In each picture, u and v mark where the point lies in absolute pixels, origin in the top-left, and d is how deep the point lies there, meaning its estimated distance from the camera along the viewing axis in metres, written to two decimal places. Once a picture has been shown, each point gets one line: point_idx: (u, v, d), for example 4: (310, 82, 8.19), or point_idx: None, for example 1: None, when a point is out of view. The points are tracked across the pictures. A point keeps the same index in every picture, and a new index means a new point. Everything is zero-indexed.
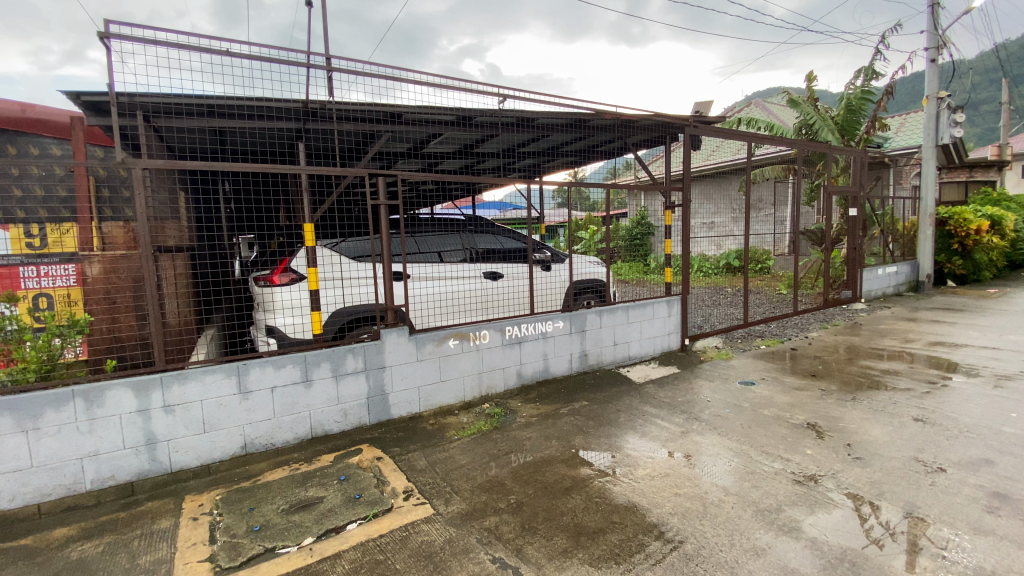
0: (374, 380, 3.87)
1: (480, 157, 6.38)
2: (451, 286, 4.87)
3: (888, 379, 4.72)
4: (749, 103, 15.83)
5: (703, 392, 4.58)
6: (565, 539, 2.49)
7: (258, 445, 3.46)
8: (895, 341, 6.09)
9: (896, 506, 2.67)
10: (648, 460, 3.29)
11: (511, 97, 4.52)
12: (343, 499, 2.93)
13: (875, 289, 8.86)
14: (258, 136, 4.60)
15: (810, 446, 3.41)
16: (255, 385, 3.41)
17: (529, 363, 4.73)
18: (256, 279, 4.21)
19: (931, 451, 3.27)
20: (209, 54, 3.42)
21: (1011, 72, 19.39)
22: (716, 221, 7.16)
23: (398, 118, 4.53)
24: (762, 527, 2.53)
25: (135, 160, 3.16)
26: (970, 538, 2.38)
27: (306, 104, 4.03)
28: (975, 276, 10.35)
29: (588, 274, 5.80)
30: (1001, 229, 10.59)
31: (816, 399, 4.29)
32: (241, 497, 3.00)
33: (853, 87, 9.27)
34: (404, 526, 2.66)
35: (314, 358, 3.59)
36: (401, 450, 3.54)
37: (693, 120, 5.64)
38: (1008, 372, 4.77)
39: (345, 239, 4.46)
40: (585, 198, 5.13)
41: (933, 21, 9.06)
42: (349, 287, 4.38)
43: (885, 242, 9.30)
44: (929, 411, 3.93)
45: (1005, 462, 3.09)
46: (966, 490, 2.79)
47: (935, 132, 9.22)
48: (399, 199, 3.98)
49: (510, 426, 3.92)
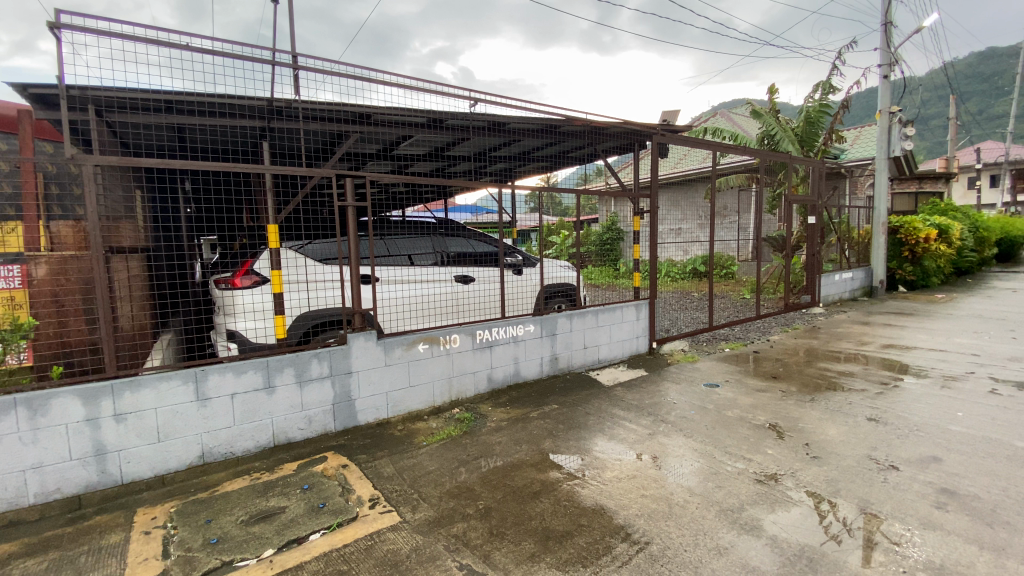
0: (339, 387, 3.78)
1: (451, 160, 6.35)
2: (421, 289, 4.83)
3: (843, 381, 4.92)
4: (714, 114, 16.30)
5: (669, 394, 4.67)
6: (533, 543, 2.49)
7: (215, 454, 3.33)
8: (851, 344, 6.36)
9: (852, 502, 2.78)
10: (615, 462, 3.33)
11: (482, 101, 4.51)
12: (306, 508, 2.85)
13: (833, 293, 9.23)
14: (220, 134, 4.45)
15: (771, 446, 3.51)
16: (213, 393, 3.28)
17: (500, 368, 4.71)
18: (216, 281, 4.08)
19: (883, 450, 3.41)
20: (168, 48, 3.29)
21: (955, 89, 20.65)
22: (683, 228, 7.37)
23: (367, 119, 4.46)
24: (725, 526, 2.59)
25: (87, 156, 3.01)
26: (919, 532, 2.49)
27: (271, 102, 3.93)
28: (925, 282, 10.88)
29: (557, 278, 5.85)
30: (948, 237, 11.18)
31: (777, 399, 4.43)
32: (198, 508, 2.88)
33: (812, 100, 9.66)
34: (369, 535, 2.60)
35: (277, 363, 3.49)
36: (367, 457, 3.47)
37: (660, 128, 5.77)
38: (953, 373, 5.03)
39: (312, 240, 4.40)
40: (557, 203, 5.16)
41: (887, 40, 9.55)
42: (314, 290, 4.28)
43: (842, 249, 9.70)
44: (882, 411, 4.11)
45: (951, 459, 3.26)
46: (916, 487, 2.92)
47: (887, 145, 9.70)
48: (368, 201, 3.93)
49: (480, 431, 3.89)
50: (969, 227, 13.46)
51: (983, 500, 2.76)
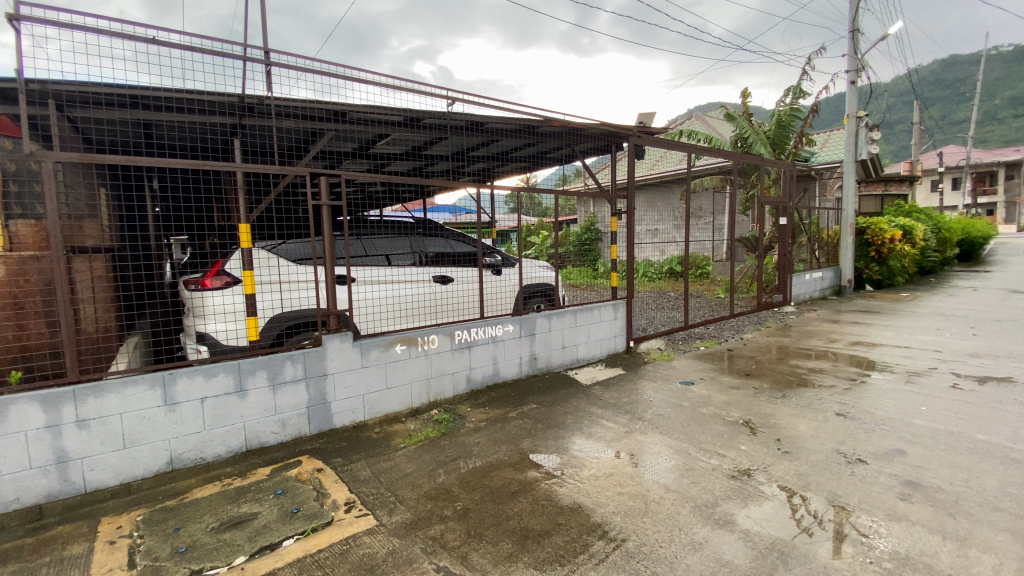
0: (314, 389, 3.71)
1: (429, 160, 6.31)
2: (399, 289, 4.78)
3: (813, 377, 5.06)
4: (690, 116, 16.59)
5: (646, 392, 4.73)
6: (511, 543, 2.49)
7: (184, 460, 3.24)
8: (821, 341, 6.54)
9: (821, 496, 2.85)
10: (593, 461, 3.35)
11: (459, 101, 4.48)
12: (280, 514, 2.79)
13: (803, 292, 9.48)
14: (189, 131, 4.33)
15: (744, 442, 3.59)
16: (182, 397, 3.19)
17: (478, 369, 4.69)
18: (185, 282, 3.97)
19: (851, 444, 3.51)
20: (135, 42, 3.18)
21: (919, 95, 21.44)
22: (660, 228, 7.48)
23: (342, 117, 4.40)
24: (700, 521, 2.63)
25: (47, 153, 2.89)
26: (885, 524, 2.58)
27: (243, 99, 3.83)
28: (890, 282, 11.26)
29: (535, 279, 5.85)
30: (912, 238, 11.59)
31: (750, 396, 4.53)
32: (166, 516, 2.80)
33: (782, 104, 9.92)
34: (345, 540, 2.56)
35: (249, 366, 3.41)
36: (343, 461, 3.41)
37: (636, 130, 5.84)
38: (916, 369, 5.23)
39: (285, 240, 4.31)
40: (537, 203, 5.22)
41: (854, 46, 9.86)
42: (288, 291, 4.21)
43: (812, 249, 9.97)
44: (849, 406, 4.24)
45: (915, 452, 3.38)
46: (883, 479, 3.02)
47: (854, 149, 10.00)
48: (343, 201, 3.88)
49: (458, 432, 3.87)
50: (932, 228, 13.98)
51: (946, 491, 2.86)
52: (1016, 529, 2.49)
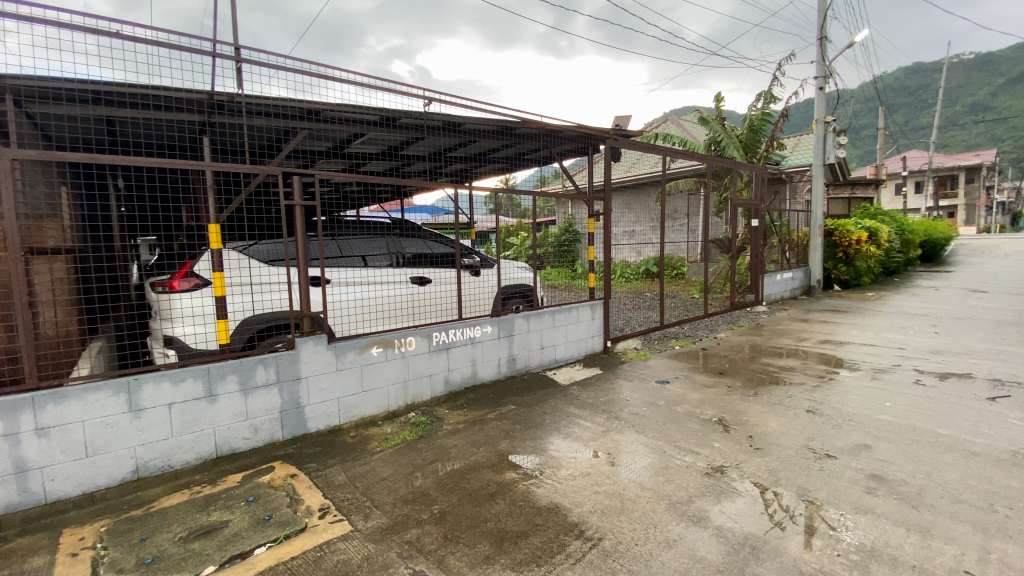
0: (287, 394, 3.64)
1: (406, 159, 6.25)
2: (375, 290, 4.72)
3: (784, 375, 5.20)
4: (665, 119, 16.87)
5: (623, 392, 4.78)
6: (488, 545, 2.48)
7: (152, 468, 3.14)
8: (792, 340, 6.73)
9: (792, 491, 2.93)
10: (570, 461, 3.37)
11: (436, 101, 4.45)
12: (251, 521, 2.73)
13: (775, 292, 9.72)
14: (156, 128, 4.19)
15: (718, 439, 3.66)
16: (149, 403, 3.09)
17: (457, 370, 4.67)
18: (152, 284, 3.84)
19: (819, 439, 3.62)
20: (98, 36, 3.07)
21: (883, 102, 22.22)
22: (636, 230, 7.58)
23: (316, 115, 4.33)
24: (674, 519, 2.67)
25: (4, 149, 2.77)
26: (852, 517, 2.66)
27: (212, 96, 3.73)
28: (857, 281, 11.70)
29: (514, 279, 5.93)
30: (877, 239, 12.00)
31: (723, 394, 4.62)
32: (132, 526, 2.70)
33: (754, 109, 10.16)
34: (318, 546, 2.51)
35: (219, 370, 3.32)
36: (317, 466, 3.35)
37: (613, 132, 5.90)
38: (881, 366, 5.42)
39: (257, 241, 4.22)
40: (516, 204, 5.24)
41: (822, 53, 10.16)
42: (259, 293, 4.11)
43: (782, 250, 10.22)
44: (818, 402, 4.37)
45: (880, 446, 3.50)
46: (850, 473, 3.12)
47: (823, 153, 10.31)
48: (317, 201, 3.82)
49: (436, 434, 3.85)
50: (896, 229, 14.50)
51: (909, 484, 2.97)
52: (975, 519, 2.59)
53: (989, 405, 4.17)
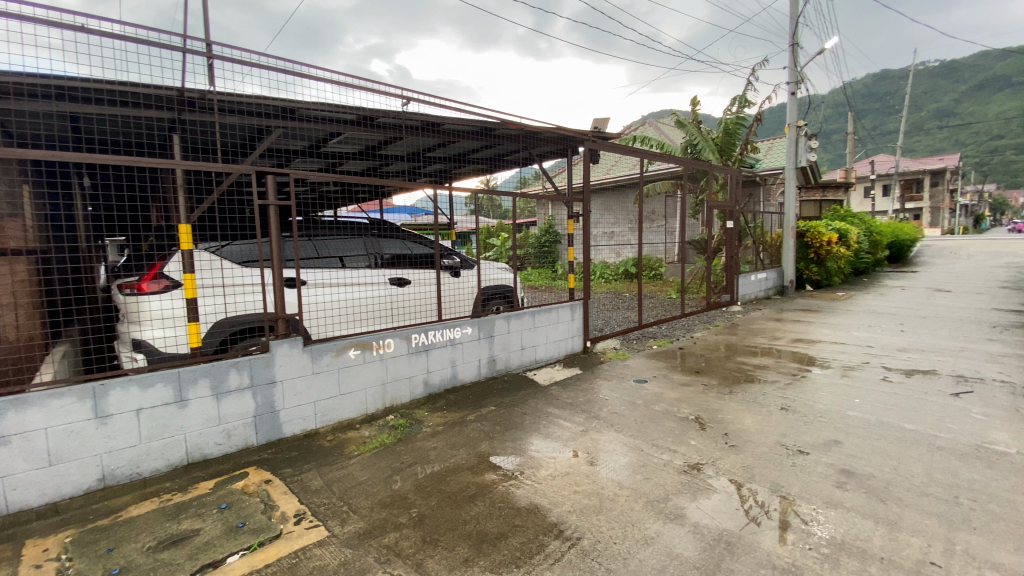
0: (261, 397, 3.57)
1: (385, 159, 6.19)
2: (353, 292, 4.66)
3: (759, 373, 5.32)
4: (643, 121, 17.11)
5: (602, 391, 4.82)
6: (467, 548, 2.47)
7: (119, 476, 3.04)
8: (766, 339, 6.88)
9: (765, 486, 2.99)
10: (550, 461, 3.38)
11: (414, 101, 4.41)
12: (224, 529, 2.66)
13: (749, 293, 9.94)
14: (124, 125, 4.07)
15: (695, 437, 3.72)
16: (116, 409, 2.99)
17: (436, 372, 4.64)
18: (119, 286, 3.71)
19: (792, 436, 3.71)
20: (62, 30, 2.96)
21: (852, 108, 22.93)
22: (615, 231, 7.66)
23: (291, 114, 4.26)
24: (652, 516, 2.70)
25: None
26: (824, 511, 2.73)
27: (182, 92, 3.64)
28: (828, 281, 12.05)
29: (495, 280, 5.86)
30: (847, 241, 12.36)
31: (700, 393, 4.70)
32: (98, 537, 2.61)
33: (730, 113, 10.36)
34: (294, 553, 2.46)
35: (190, 375, 3.24)
36: (293, 471, 3.29)
37: (592, 135, 5.95)
38: (851, 363, 5.58)
39: (230, 242, 4.13)
40: (497, 206, 5.24)
41: (793, 60, 10.43)
42: (232, 295, 4.02)
43: (757, 251, 10.44)
44: (791, 400, 4.48)
45: (849, 441, 3.61)
46: (821, 469, 3.20)
47: (795, 156, 10.58)
48: (291, 200, 3.75)
49: (415, 437, 3.82)
50: (865, 231, 14.97)
51: (877, 478, 3.07)
52: (940, 512, 2.69)
53: (952, 400, 4.34)
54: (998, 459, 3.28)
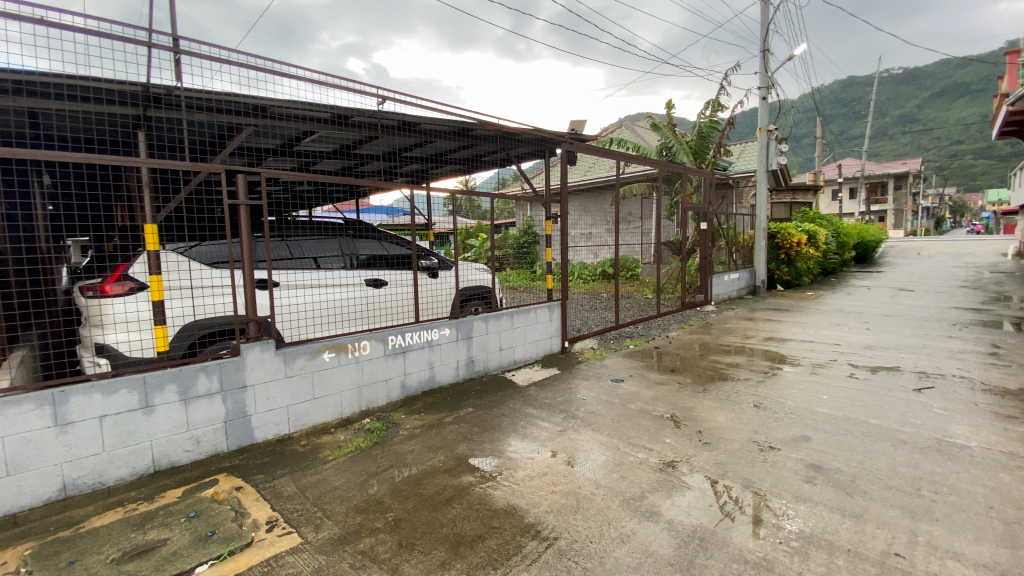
0: (232, 402, 3.48)
1: (361, 159, 6.11)
2: (328, 294, 4.59)
3: (732, 371, 5.44)
4: (621, 124, 17.33)
5: (580, 391, 4.86)
6: (444, 551, 2.46)
7: (82, 486, 2.93)
8: (738, 337, 7.05)
9: (738, 482, 3.06)
10: (528, 461, 3.38)
11: (390, 100, 4.37)
12: (192, 538, 2.58)
13: (723, 292, 10.15)
14: (86, 122, 3.92)
15: (670, 435, 3.78)
16: (77, 416, 2.88)
17: (413, 374, 4.61)
18: (81, 288, 3.58)
19: (763, 432, 3.80)
20: (17, 21, 2.83)
21: (821, 113, 23.66)
22: (593, 232, 7.73)
23: (262, 112, 4.16)
24: (628, 514, 2.73)
25: None
26: (794, 506, 2.80)
27: (148, 88, 3.54)
28: (798, 280, 12.40)
29: (472, 281, 5.83)
30: (816, 242, 12.74)
31: (675, 391, 4.78)
32: (59, 549, 2.50)
33: (703, 117, 10.56)
34: (266, 561, 2.41)
35: (156, 380, 3.13)
36: (265, 477, 3.21)
37: (569, 136, 5.99)
38: (820, 361, 5.76)
39: (199, 243, 4.02)
40: (476, 206, 5.23)
41: (764, 66, 10.71)
42: (201, 297, 3.91)
43: (730, 252, 10.67)
44: (763, 397, 4.59)
45: (818, 437, 3.71)
46: (791, 464, 3.29)
47: (766, 160, 10.85)
48: (263, 199, 3.66)
49: (391, 440, 3.77)
50: (833, 232, 15.46)
51: (844, 472, 3.17)
52: (903, 504, 2.79)
53: (915, 395, 4.51)
54: (958, 452, 3.42)
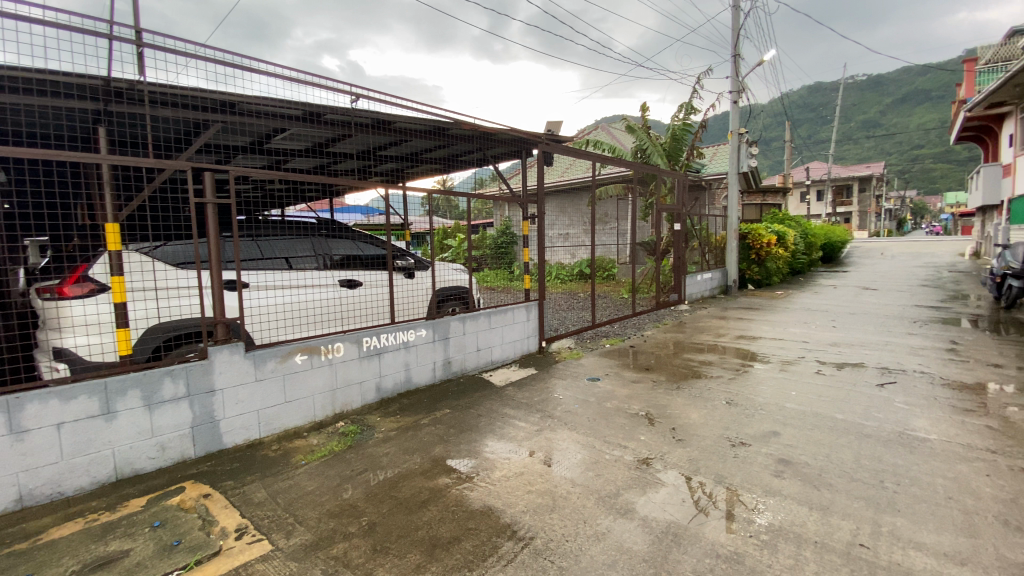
0: (200, 407, 3.38)
1: (335, 157, 6.01)
2: (300, 295, 4.49)
3: (704, 369, 5.55)
4: (597, 125, 17.49)
5: (556, 390, 4.88)
6: (419, 554, 2.43)
7: (39, 496, 2.81)
8: (711, 336, 7.20)
9: (710, 478, 3.12)
10: (504, 462, 3.38)
11: (364, 97, 4.30)
12: (157, 548, 2.50)
13: (696, 292, 10.35)
14: (43, 117, 3.75)
15: (645, 432, 3.83)
16: (33, 424, 2.76)
17: (389, 376, 4.55)
18: (38, 290, 3.42)
19: (734, 428, 3.89)
20: None
21: (790, 117, 24.39)
22: (570, 233, 7.79)
23: (231, 108, 4.05)
24: (604, 512, 2.76)
25: None
26: (764, 499, 2.87)
27: (109, 82, 3.41)
28: (768, 280, 12.73)
29: (449, 281, 5.82)
30: (785, 242, 13.10)
31: (650, 389, 4.85)
32: (13, 563, 2.39)
33: (677, 119, 10.75)
34: (235, 569, 2.35)
35: (118, 385, 3.02)
36: (234, 484, 3.13)
37: (546, 137, 6.00)
38: (789, 358, 5.92)
39: (164, 242, 3.89)
40: (453, 206, 5.18)
41: (735, 70, 10.96)
42: (166, 299, 3.78)
43: (703, 252, 10.89)
44: (734, 394, 4.70)
45: (787, 432, 3.82)
46: (761, 459, 3.38)
47: (737, 162, 11.11)
48: (232, 198, 3.56)
49: (366, 443, 3.72)
50: (801, 233, 15.93)
51: (811, 466, 3.27)
52: (867, 496, 2.89)
53: (877, 391, 4.68)
54: (918, 444, 3.56)
